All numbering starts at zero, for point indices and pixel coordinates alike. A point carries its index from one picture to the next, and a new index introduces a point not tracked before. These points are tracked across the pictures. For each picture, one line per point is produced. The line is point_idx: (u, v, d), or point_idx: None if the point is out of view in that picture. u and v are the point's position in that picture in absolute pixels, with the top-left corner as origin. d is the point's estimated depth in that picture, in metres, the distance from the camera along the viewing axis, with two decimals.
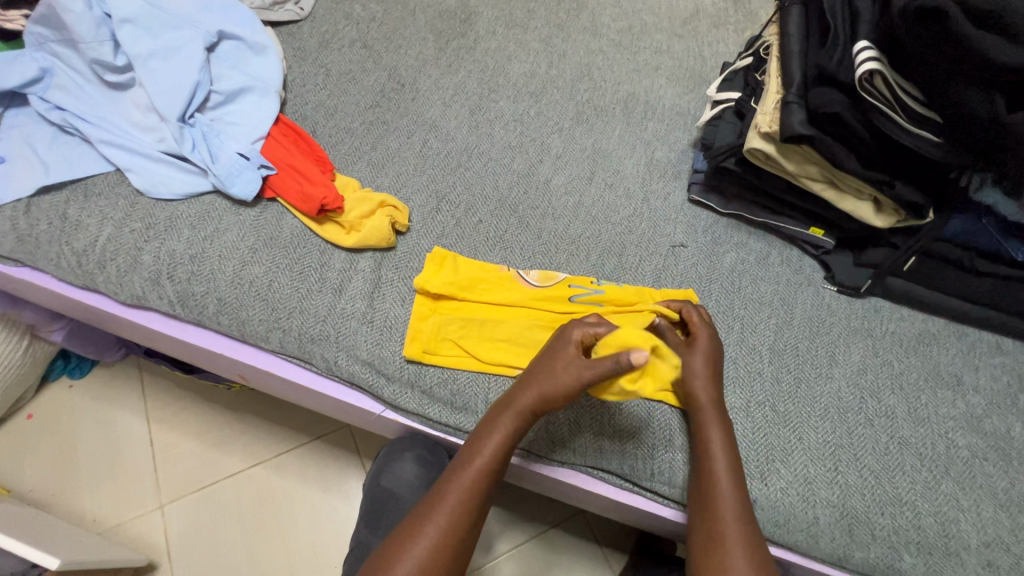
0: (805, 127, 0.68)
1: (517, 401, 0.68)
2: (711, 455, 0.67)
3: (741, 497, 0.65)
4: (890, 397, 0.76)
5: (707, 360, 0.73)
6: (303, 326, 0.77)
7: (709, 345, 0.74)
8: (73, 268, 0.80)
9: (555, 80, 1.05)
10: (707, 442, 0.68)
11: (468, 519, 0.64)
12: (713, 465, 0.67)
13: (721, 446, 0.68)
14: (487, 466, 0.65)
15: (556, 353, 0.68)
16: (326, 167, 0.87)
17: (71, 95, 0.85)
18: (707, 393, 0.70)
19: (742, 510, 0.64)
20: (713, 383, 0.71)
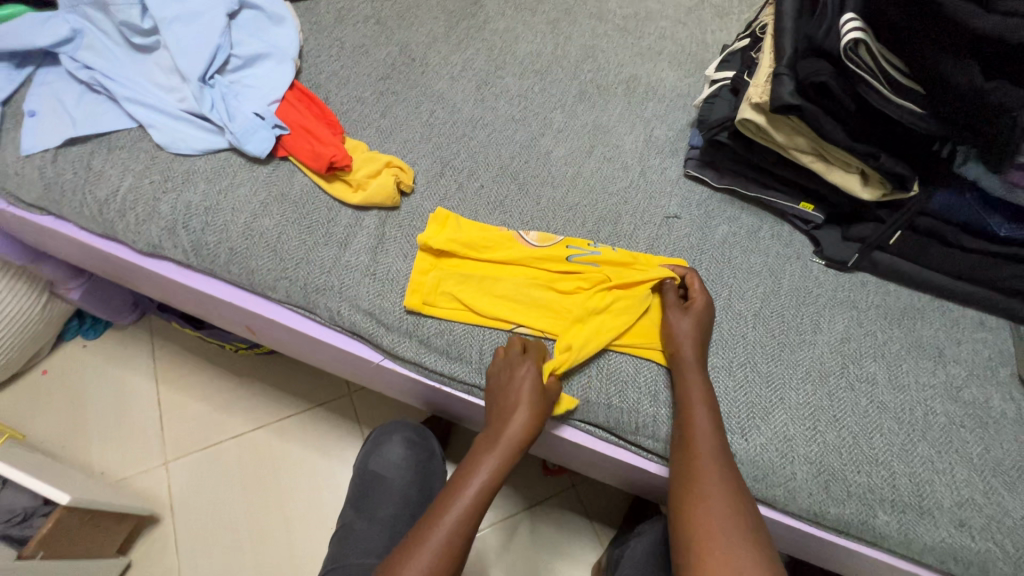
0: (794, 97, 0.71)
1: (499, 441, 0.70)
2: (692, 403, 0.71)
3: (719, 440, 0.69)
4: (871, 364, 0.79)
5: (701, 325, 0.76)
6: (309, 276, 0.80)
7: (704, 311, 0.77)
8: (95, 216, 0.84)
9: (560, 60, 1.08)
10: (688, 391, 0.72)
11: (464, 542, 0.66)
12: (692, 413, 0.70)
13: (700, 395, 0.71)
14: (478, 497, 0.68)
15: (517, 387, 0.71)
16: (337, 130, 0.91)
17: (99, 55, 0.90)
18: (690, 349, 0.74)
19: (720, 453, 0.68)
20: (697, 340, 0.75)
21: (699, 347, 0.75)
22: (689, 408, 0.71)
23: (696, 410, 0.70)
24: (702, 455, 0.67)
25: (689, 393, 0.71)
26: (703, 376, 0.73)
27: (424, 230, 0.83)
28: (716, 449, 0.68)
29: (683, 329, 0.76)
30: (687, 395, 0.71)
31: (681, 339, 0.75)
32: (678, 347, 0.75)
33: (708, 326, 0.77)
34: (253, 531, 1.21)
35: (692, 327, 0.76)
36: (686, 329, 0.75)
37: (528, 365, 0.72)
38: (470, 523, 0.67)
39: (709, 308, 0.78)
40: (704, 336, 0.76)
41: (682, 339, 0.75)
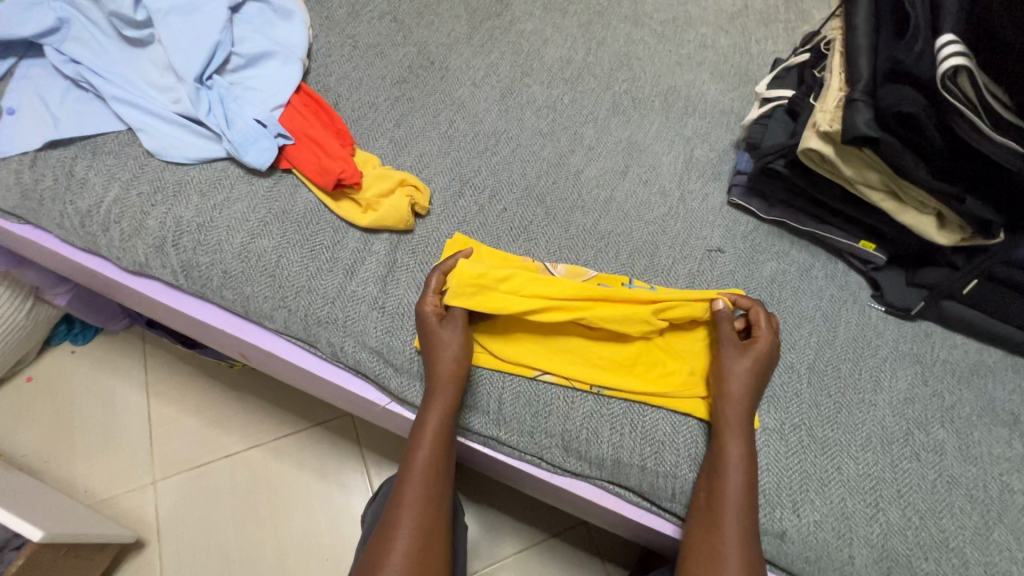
0: (871, 128, 0.61)
1: (436, 385, 0.66)
2: (731, 457, 0.62)
3: (749, 502, 0.61)
4: (939, 430, 0.70)
5: (759, 368, 0.66)
6: (310, 307, 0.72)
7: (765, 352, 0.68)
8: (76, 229, 0.76)
9: (592, 67, 0.99)
10: (727, 443, 0.63)
11: (436, 501, 0.63)
12: (727, 470, 0.62)
13: (739, 450, 0.63)
14: (434, 452, 0.64)
15: (429, 328, 0.68)
16: (346, 141, 0.82)
17: (86, 48, 0.81)
18: (742, 397, 0.65)
19: (748, 518, 0.60)
20: (751, 385, 0.66)
21: (752, 394, 0.66)
22: (725, 464, 0.62)
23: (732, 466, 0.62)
24: (729, 519, 0.60)
25: (727, 448, 0.63)
26: (746, 426, 0.64)
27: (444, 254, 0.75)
28: (744, 512, 0.60)
29: (737, 372, 0.66)
30: (726, 449, 0.63)
31: (731, 384, 0.66)
32: (730, 393, 0.65)
33: (767, 365, 0.68)
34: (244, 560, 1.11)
35: (750, 368, 0.66)
36: (741, 370, 0.66)
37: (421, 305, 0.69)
38: (435, 482, 0.64)
39: (771, 346, 0.68)
40: (762, 377, 0.67)
41: (735, 384, 0.66)
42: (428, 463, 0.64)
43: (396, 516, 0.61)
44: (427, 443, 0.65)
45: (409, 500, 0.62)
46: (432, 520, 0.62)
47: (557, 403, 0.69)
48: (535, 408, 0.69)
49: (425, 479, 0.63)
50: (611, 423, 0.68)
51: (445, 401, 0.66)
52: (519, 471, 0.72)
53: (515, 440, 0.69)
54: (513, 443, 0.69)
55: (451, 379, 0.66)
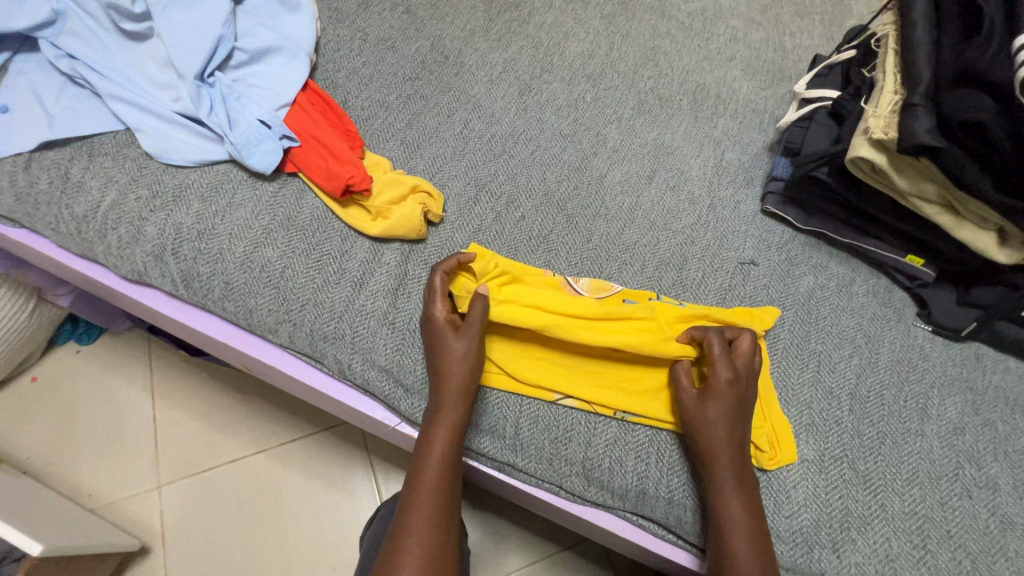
0: (933, 137, 0.56)
1: (443, 397, 0.61)
2: (730, 518, 0.56)
3: (763, 559, 0.55)
4: (992, 464, 0.64)
5: (729, 413, 0.60)
6: (316, 321, 0.68)
7: (729, 394, 0.60)
8: (72, 235, 0.72)
9: (615, 63, 0.93)
10: (722, 503, 0.57)
11: (446, 526, 0.57)
12: (730, 529, 0.56)
13: (739, 504, 0.57)
14: (444, 472, 0.59)
15: (437, 336, 0.63)
16: (355, 142, 0.77)
17: (83, 42, 0.76)
18: (723, 453, 0.59)
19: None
20: (724, 438, 0.59)
21: (732, 445, 0.59)
22: (728, 525, 0.56)
23: (734, 525, 0.56)
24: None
25: (725, 508, 0.57)
26: (743, 474, 0.58)
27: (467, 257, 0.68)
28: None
29: (707, 422, 0.59)
30: (724, 509, 0.57)
31: (703, 438, 0.59)
32: (709, 451, 0.59)
33: (742, 407, 0.61)
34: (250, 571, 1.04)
35: (718, 415, 0.59)
36: (710, 418, 0.60)
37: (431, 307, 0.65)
38: (445, 505, 0.58)
39: (738, 384, 0.61)
40: (739, 420, 0.60)
41: (710, 437, 0.59)
42: (436, 485, 0.59)
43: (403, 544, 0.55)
44: (435, 463, 0.59)
45: (418, 525, 0.56)
46: (442, 544, 0.56)
47: (579, 429, 0.65)
48: (554, 434, 0.65)
49: (435, 501, 0.58)
50: (636, 452, 0.64)
51: (454, 418, 0.61)
52: (535, 498, 0.68)
53: (533, 467, 0.65)
54: (531, 470, 0.65)
55: (461, 394, 0.62)
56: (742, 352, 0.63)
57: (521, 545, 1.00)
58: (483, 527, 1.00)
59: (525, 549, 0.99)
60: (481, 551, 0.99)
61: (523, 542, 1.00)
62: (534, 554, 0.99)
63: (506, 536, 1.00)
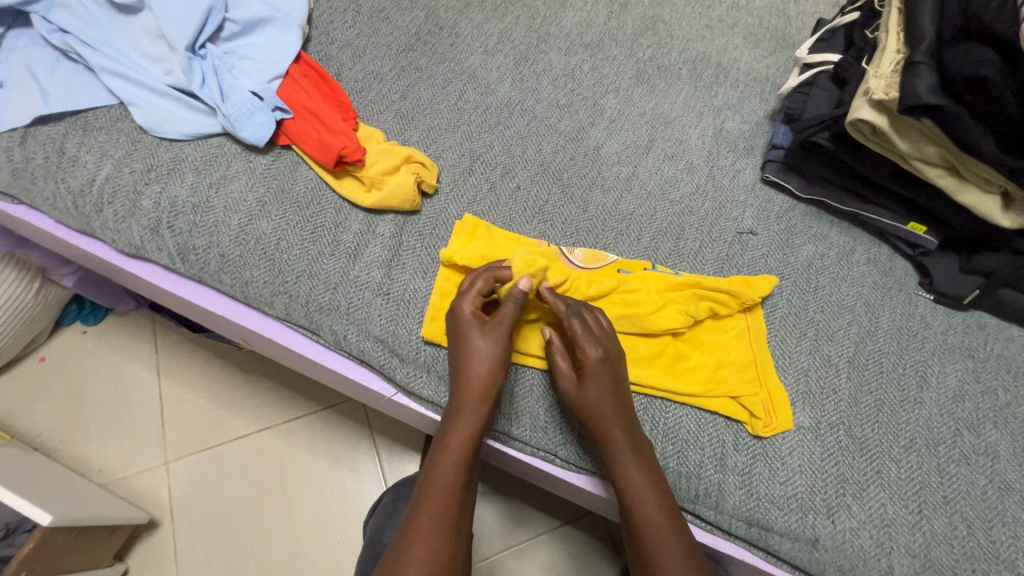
0: (936, 95, 0.54)
1: (463, 401, 0.60)
2: (636, 491, 0.57)
3: (676, 525, 0.56)
4: (992, 431, 0.64)
5: (611, 392, 0.60)
6: (311, 292, 0.68)
7: (597, 372, 0.60)
8: (68, 209, 0.72)
9: (614, 32, 0.91)
10: (623, 479, 0.57)
11: (454, 533, 0.55)
12: (638, 501, 0.56)
13: (643, 476, 0.57)
14: (458, 477, 0.58)
15: (461, 334, 0.62)
16: (348, 114, 0.77)
17: (75, 15, 0.76)
18: (618, 431, 0.58)
19: (678, 544, 0.54)
20: (614, 418, 0.59)
21: (623, 420, 0.59)
22: (634, 498, 0.56)
23: (642, 497, 0.56)
24: (662, 560, 0.53)
25: (629, 482, 0.57)
26: (636, 450, 0.58)
27: (503, 266, 0.66)
28: (675, 545, 0.54)
29: (596, 404, 0.59)
30: (627, 483, 0.57)
31: (597, 420, 0.59)
32: (601, 430, 0.59)
33: (617, 381, 0.61)
34: (256, 545, 1.06)
35: (600, 394, 0.59)
36: (595, 403, 0.59)
37: (460, 301, 0.63)
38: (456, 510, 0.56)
39: (607, 360, 0.61)
40: (621, 397, 0.60)
41: (602, 415, 0.59)
42: (449, 487, 0.57)
43: (407, 546, 0.53)
44: (451, 465, 0.58)
45: (425, 528, 0.54)
46: (451, 546, 0.54)
47: (573, 398, 0.65)
48: (549, 403, 0.65)
49: (445, 504, 0.56)
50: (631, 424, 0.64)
51: (471, 422, 0.60)
52: (531, 467, 0.68)
53: (528, 435, 0.65)
54: (526, 439, 0.65)
55: (482, 397, 0.60)
56: (598, 326, 0.63)
57: (521, 518, 1.01)
58: (485, 500, 1.02)
59: (525, 522, 1.00)
60: (482, 524, 1.00)
61: (524, 515, 1.01)
62: (534, 528, 1.00)
63: (506, 508, 1.01)
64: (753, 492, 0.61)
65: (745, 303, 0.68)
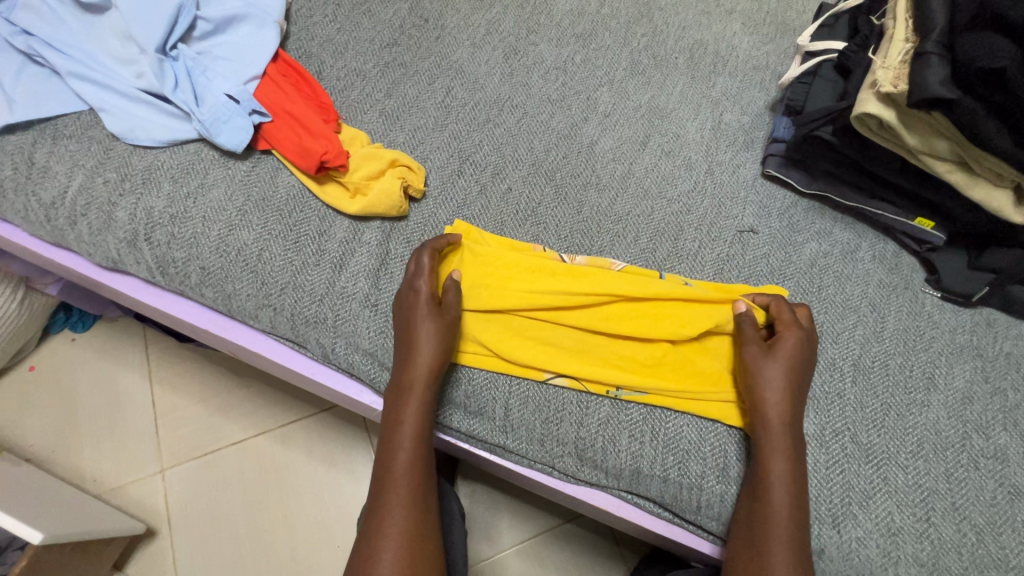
0: (948, 88, 0.51)
1: (410, 376, 0.59)
2: (774, 470, 0.55)
3: (798, 525, 0.53)
4: (1001, 434, 0.62)
5: (794, 370, 0.58)
6: (297, 305, 0.65)
7: (796, 351, 0.59)
8: (42, 222, 0.69)
9: (607, 20, 0.87)
10: (768, 457, 0.56)
11: (422, 501, 0.56)
12: (770, 487, 0.54)
13: (786, 466, 0.55)
14: (417, 451, 0.57)
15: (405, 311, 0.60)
16: (330, 116, 0.73)
17: (40, 16, 0.72)
18: (781, 411, 0.57)
19: (798, 548, 0.52)
20: (787, 394, 0.57)
21: (791, 402, 0.57)
22: (770, 479, 0.55)
23: (775, 486, 0.54)
24: (776, 552, 0.52)
25: (771, 465, 0.55)
26: (792, 437, 0.57)
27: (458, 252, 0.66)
28: (791, 540, 0.52)
29: (773, 376, 0.58)
30: (767, 462, 0.55)
31: (765, 390, 0.57)
32: (766, 404, 0.57)
33: (805, 366, 0.60)
34: (256, 551, 1.05)
35: (783, 371, 0.58)
36: (772, 374, 0.58)
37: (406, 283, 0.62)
38: (421, 485, 0.57)
39: (804, 342, 0.60)
40: (798, 380, 0.58)
41: (771, 392, 0.57)
42: (410, 465, 0.57)
43: (381, 523, 0.54)
44: (408, 443, 0.57)
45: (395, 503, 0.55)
46: (421, 519, 0.55)
47: (570, 409, 0.63)
48: (544, 415, 0.63)
49: (410, 481, 0.56)
50: (692, 432, 0.61)
51: (421, 394, 0.58)
52: (526, 477, 0.67)
53: (524, 447, 0.63)
54: (522, 451, 0.64)
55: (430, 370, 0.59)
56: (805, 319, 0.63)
57: (520, 521, 0.99)
58: (484, 503, 1.00)
59: (524, 524, 0.99)
60: (481, 527, 0.99)
61: (523, 517, 1.00)
62: (534, 529, 0.99)
63: (506, 511, 1.00)
64: None
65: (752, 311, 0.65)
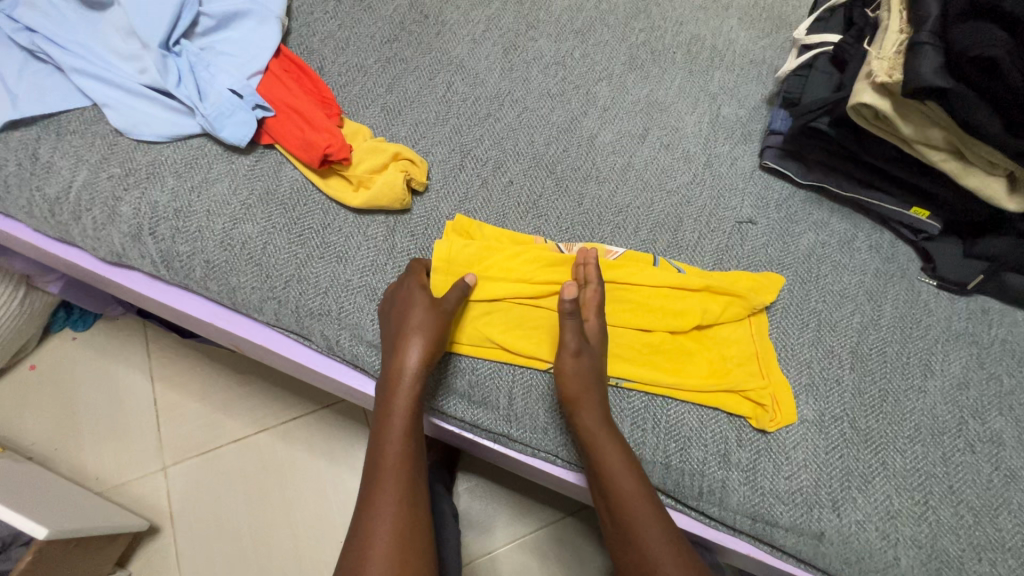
0: (942, 78, 0.52)
1: (397, 373, 0.59)
2: (612, 464, 0.57)
3: (656, 508, 0.56)
4: (996, 418, 0.63)
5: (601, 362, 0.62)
6: (301, 297, 0.66)
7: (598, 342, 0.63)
8: (47, 218, 0.69)
9: (605, 16, 0.88)
10: (602, 452, 0.57)
11: (411, 496, 0.57)
12: (619, 484, 0.56)
13: (622, 459, 0.57)
14: (404, 451, 0.58)
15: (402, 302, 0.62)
16: (332, 110, 0.74)
17: (44, 15, 0.72)
18: (594, 405, 0.59)
19: (666, 530, 0.54)
20: (594, 386, 0.59)
21: (600, 394, 0.59)
22: (613, 473, 0.56)
23: (623, 477, 0.56)
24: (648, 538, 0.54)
25: (606, 459, 0.57)
26: (609, 427, 0.59)
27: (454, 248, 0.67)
28: (656, 524, 0.55)
29: (590, 372, 0.60)
30: (603, 458, 0.57)
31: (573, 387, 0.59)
32: (580, 402, 0.59)
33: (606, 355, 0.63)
34: (259, 546, 1.05)
35: (591, 363, 0.60)
36: (586, 369, 0.60)
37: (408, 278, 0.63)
38: (411, 481, 0.58)
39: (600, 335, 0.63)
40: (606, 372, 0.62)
41: (588, 387, 0.59)
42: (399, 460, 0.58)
43: (371, 521, 0.55)
44: (398, 439, 0.58)
45: (385, 500, 0.56)
46: (411, 516, 0.56)
47: None
48: (548, 404, 0.64)
49: (399, 476, 0.57)
50: (692, 420, 0.62)
51: (410, 391, 0.59)
52: (529, 466, 0.67)
53: (529, 437, 0.64)
54: (525, 440, 0.64)
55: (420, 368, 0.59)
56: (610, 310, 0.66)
57: (520, 515, 1.00)
58: (486, 497, 1.01)
59: (526, 517, 1.00)
60: (481, 520, 0.99)
61: (525, 510, 1.00)
62: (535, 522, 0.99)
63: (507, 506, 1.00)
64: (757, 488, 0.60)
65: (751, 300, 0.66)
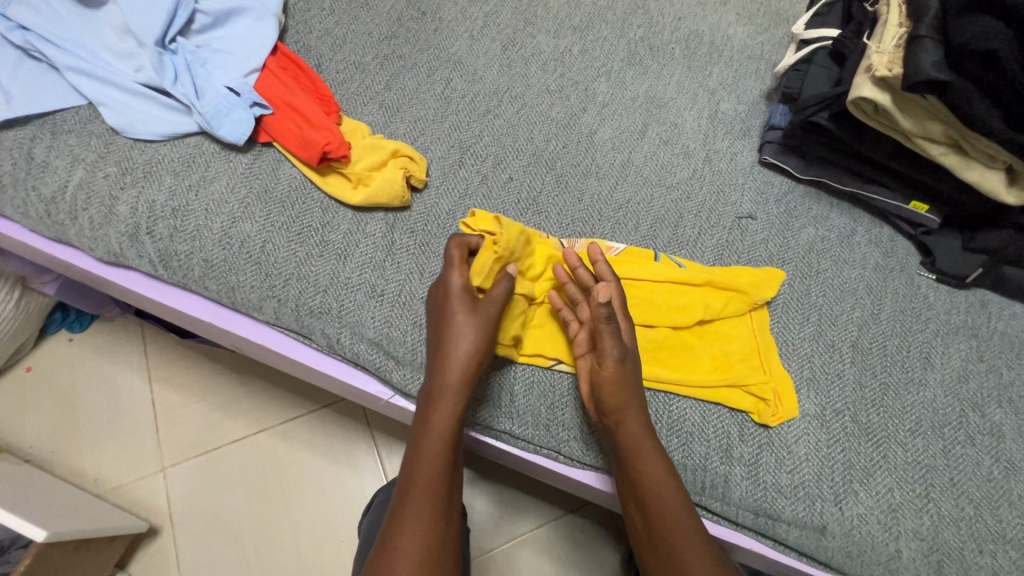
0: (942, 70, 0.52)
1: (444, 384, 0.58)
2: (652, 473, 0.56)
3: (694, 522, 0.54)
4: (996, 410, 0.63)
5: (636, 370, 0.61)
6: (301, 295, 0.66)
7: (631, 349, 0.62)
8: (43, 218, 0.69)
9: (603, 12, 0.88)
10: (643, 460, 0.56)
11: (444, 511, 0.55)
12: (660, 494, 0.55)
13: (662, 469, 0.56)
14: (439, 463, 0.56)
15: (449, 307, 0.60)
16: (331, 108, 0.74)
17: (39, 13, 0.72)
18: (636, 414, 0.58)
19: (707, 544, 0.53)
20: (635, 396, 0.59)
21: (642, 405, 0.59)
22: (654, 483, 0.55)
23: (663, 488, 0.55)
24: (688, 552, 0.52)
25: (646, 469, 0.56)
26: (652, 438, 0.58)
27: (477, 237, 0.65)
28: (695, 537, 0.53)
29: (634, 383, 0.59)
30: (643, 467, 0.56)
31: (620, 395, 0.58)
32: (623, 410, 0.58)
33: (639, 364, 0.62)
34: (259, 547, 1.05)
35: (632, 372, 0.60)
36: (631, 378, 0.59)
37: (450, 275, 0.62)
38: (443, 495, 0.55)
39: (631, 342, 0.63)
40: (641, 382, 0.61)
41: (632, 396, 0.59)
42: (435, 473, 0.56)
43: (398, 534, 0.52)
44: (434, 450, 0.57)
45: (417, 513, 0.53)
46: (442, 531, 0.53)
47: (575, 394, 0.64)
48: (551, 400, 0.64)
49: (436, 490, 0.55)
50: (694, 416, 0.62)
51: (452, 403, 0.58)
52: (530, 463, 0.67)
53: (531, 434, 0.63)
54: (528, 437, 0.63)
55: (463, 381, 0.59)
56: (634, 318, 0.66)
57: (522, 512, 1.00)
58: (487, 494, 1.01)
59: (528, 515, 1.00)
60: (483, 518, 0.99)
61: (526, 507, 1.00)
62: (536, 519, 0.99)
63: (508, 503, 1.00)
64: (759, 482, 0.60)
65: (752, 294, 0.66)
